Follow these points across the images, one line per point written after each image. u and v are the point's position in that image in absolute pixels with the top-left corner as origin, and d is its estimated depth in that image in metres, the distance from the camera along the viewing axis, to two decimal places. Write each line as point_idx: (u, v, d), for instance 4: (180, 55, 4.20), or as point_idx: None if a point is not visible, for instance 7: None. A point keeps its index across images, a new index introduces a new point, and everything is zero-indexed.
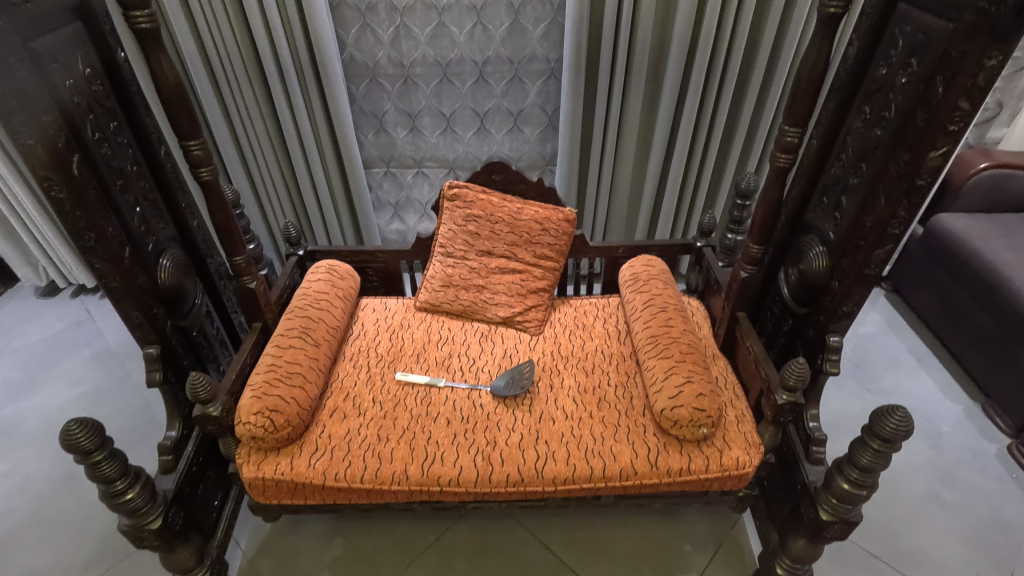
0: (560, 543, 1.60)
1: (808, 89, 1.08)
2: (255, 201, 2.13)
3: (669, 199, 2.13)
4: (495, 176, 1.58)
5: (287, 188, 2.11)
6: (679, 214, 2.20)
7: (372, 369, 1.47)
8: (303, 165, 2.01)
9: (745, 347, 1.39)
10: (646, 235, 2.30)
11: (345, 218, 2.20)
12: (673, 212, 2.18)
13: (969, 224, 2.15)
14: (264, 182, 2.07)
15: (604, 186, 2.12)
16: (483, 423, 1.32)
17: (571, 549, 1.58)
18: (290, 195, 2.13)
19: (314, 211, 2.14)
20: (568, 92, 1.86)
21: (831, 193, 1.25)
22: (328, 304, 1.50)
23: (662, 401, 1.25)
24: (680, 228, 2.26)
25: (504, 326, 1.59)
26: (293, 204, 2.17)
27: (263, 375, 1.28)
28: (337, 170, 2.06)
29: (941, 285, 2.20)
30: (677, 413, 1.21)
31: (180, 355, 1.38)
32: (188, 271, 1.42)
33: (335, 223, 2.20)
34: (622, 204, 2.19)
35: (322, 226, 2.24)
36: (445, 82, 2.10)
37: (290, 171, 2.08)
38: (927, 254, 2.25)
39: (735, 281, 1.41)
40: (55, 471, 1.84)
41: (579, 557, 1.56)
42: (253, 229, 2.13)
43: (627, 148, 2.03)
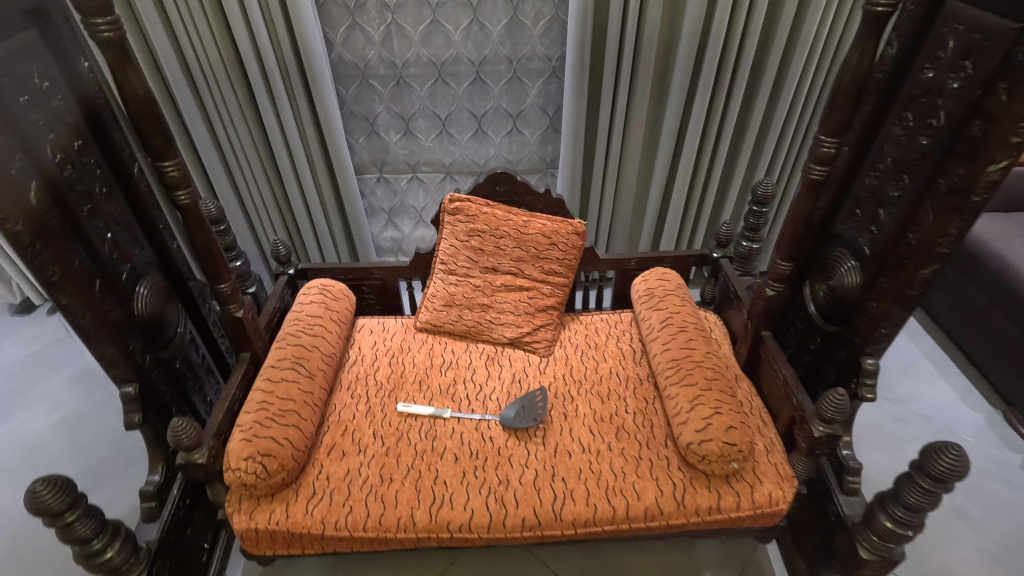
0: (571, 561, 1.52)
1: (848, 95, 0.98)
2: (242, 215, 2.01)
3: (676, 205, 2.02)
4: (498, 187, 1.47)
5: (276, 200, 1.99)
6: (686, 220, 2.10)
7: (372, 399, 1.37)
8: (292, 176, 1.89)
9: (771, 368, 1.30)
10: (652, 242, 2.20)
11: (339, 231, 2.09)
12: (679, 219, 2.08)
13: (990, 226, 2.06)
14: (252, 194, 1.95)
15: (608, 192, 2.01)
16: (493, 458, 1.22)
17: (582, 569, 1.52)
18: (280, 208, 2.01)
19: (305, 224, 2.02)
20: (571, 94, 1.75)
21: (865, 204, 1.15)
22: (322, 329, 1.40)
23: (688, 434, 1.15)
24: (687, 236, 2.17)
25: (511, 347, 1.49)
26: (282, 217, 2.05)
27: (254, 414, 1.17)
28: (327, 179, 1.94)
29: (958, 287, 2.12)
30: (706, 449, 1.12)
31: (162, 390, 1.27)
32: (169, 297, 1.30)
33: (327, 236, 2.09)
34: (627, 209, 2.09)
35: (314, 240, 2.12)
36: (440, 83, 1.98)
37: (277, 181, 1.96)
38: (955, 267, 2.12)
39: (759, 298, 1.31)
40: None
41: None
42: (239, 243, 2.01)
43: (633, 152, 1.92)
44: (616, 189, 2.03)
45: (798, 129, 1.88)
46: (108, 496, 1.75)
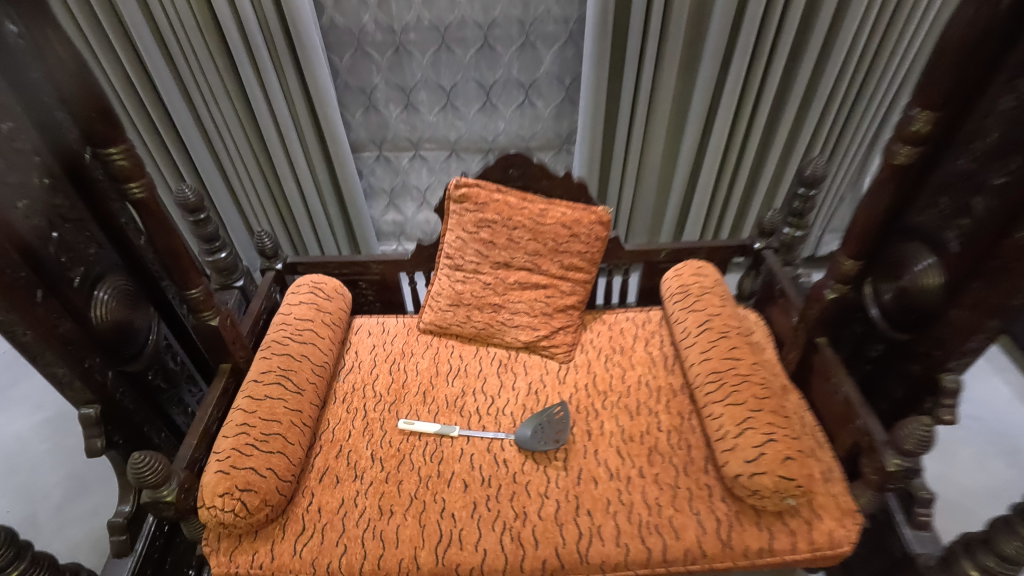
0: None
1: (953, 59, 0.78)
2: (231, 202, 1.83)
3: (702, 190, 1.82)
4: (511, 171, 1.28)
5: (267, 185, 1.81)
6: (714, 207, 1.90)
7: (370, 414, 1.21)
8: (283, 158, 1.70)
9: (827, 381, 1.13)
10: (675, 229, 2.00)
11: (337, 218, 1.90)
12: (707, 205, 1.88)
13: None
14: (240, 179, 1.77)
15: (629, 175, 1.82)
16: (508, 487, 1.07)
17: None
18: (272, 195, 1.83)
19: (300, 211, 1.84)
20: (592, 61, 1.54)
21: (956, 192, 0.95)
22: (313, 335, 1.23)
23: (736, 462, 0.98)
24: (715, 222, 1.96)
25: (527, 352, 1.32)
26: (275, 204, 1.87)
27: (232, 440, 1.02)
28: (322, 161, 1.75)
29: None
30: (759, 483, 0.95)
31: (130, 409, 1.11)
32: (136, 302, 1.14)
33: (324, 224, 1.90)
34: (651, 193, 1.89)
35: (311, 229, 1.94)
36: (443, 50, 1.77)
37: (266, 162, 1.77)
38: None
39: (815, 299, 1.13)
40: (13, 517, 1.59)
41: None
42: (227, 228, 1.84)
43: (657, 130, 1.71)
44: (639, 171, 1.83)
45: (845, 102, 1.66)
46: (94, 505, 1.62)
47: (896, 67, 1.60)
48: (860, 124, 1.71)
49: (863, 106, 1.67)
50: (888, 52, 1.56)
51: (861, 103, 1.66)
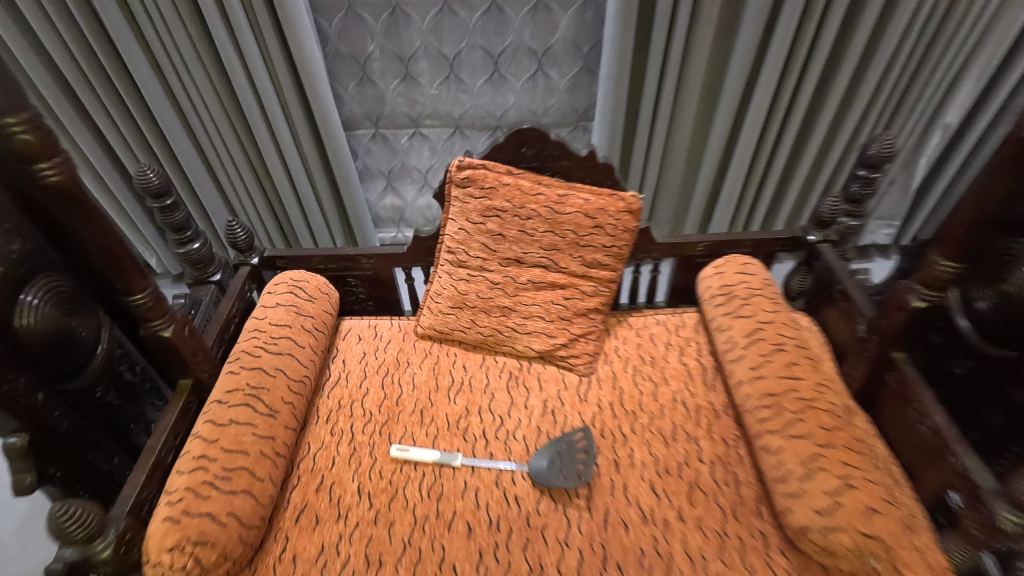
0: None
1: None
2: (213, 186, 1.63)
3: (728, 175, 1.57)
4: (524, 150, 1.08)
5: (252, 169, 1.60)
6: (747, 197, 1.65)
7: (358, 438, 1.03)
8: (265, 138, 1.48)
9: (905, 406, 0.93)
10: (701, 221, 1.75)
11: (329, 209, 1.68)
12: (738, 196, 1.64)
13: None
14: (220, 160, 1.56)
15: (651, 154, 1.58)
16: (521, 531, 0.89)
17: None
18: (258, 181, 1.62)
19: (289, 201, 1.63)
20: (616, 17, 1.31)
21: None
22: (290, 345, 1.05)
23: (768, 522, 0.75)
24: (747, 215, 1.71)
25: (541, 362, 1.14)
26: (263, 192, 1.66)
27: (187, 477, 0.84)
28: (310, 142, 1.53)
29: None
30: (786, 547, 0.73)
31: (73, 435, 0.93)
32: (78, 305, 0.94)
33: (315, 214, 1.69)
34: (675, 176, 1.65)
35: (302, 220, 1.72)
36: (446, 12, 1.57)
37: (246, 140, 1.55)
38: None
39: (897, 309, 0.92)
40: None
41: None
42: (205, 211, 1.63)
43: (687, 101, 1.47)
44: (665, 149, 1.59)
45: (911, 73, 1.41)
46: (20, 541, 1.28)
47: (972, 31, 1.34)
48: (920, 101, 1.46)
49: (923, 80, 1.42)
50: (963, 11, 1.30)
51: (923, 74, 1.41)
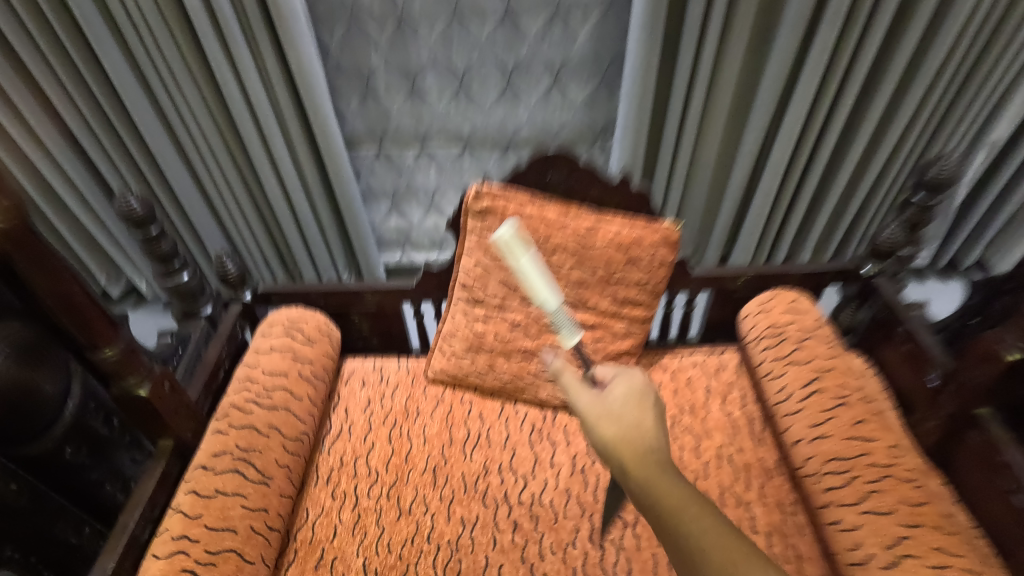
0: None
1: None
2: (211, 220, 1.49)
3: (761, 201, 1.36)
4: (550, 174, 0.98)
5: (251, 200, 1.45)
6: (775, 224, 1.44)
7: (362, 503, 0.91)
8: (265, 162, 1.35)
9: (990, 470, 0.82)
10: (723, 249, 1.52)
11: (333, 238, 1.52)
12: (765, 223, 1.42)
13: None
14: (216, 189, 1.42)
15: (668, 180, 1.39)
16: None
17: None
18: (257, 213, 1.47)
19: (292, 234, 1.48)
20: (641, 23, 1.12)
21: None
22: (286, 397, 0.93)
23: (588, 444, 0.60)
24: (777, 245, 1.49)
25: (567, 412, 1.02)
26: (263, 224, 1.51)
27: (163, 564, 0.72)
28: (314, 168, 1.39)
29: None
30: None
31: (34, 508, 0.81)
32: (43, 356, 0.82)
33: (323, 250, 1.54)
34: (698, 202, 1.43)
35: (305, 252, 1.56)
36: (455, 23, 1.47)
37: (246, 173, 1.40)
38: None
39: (976, 355, 0.81)
40: None
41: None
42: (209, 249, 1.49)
43: (714, 129, 1.28)
44: (687, 182, 1.39)
45: (956, 80, 1.23)
46: None
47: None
48: (976, 108, 1.28)
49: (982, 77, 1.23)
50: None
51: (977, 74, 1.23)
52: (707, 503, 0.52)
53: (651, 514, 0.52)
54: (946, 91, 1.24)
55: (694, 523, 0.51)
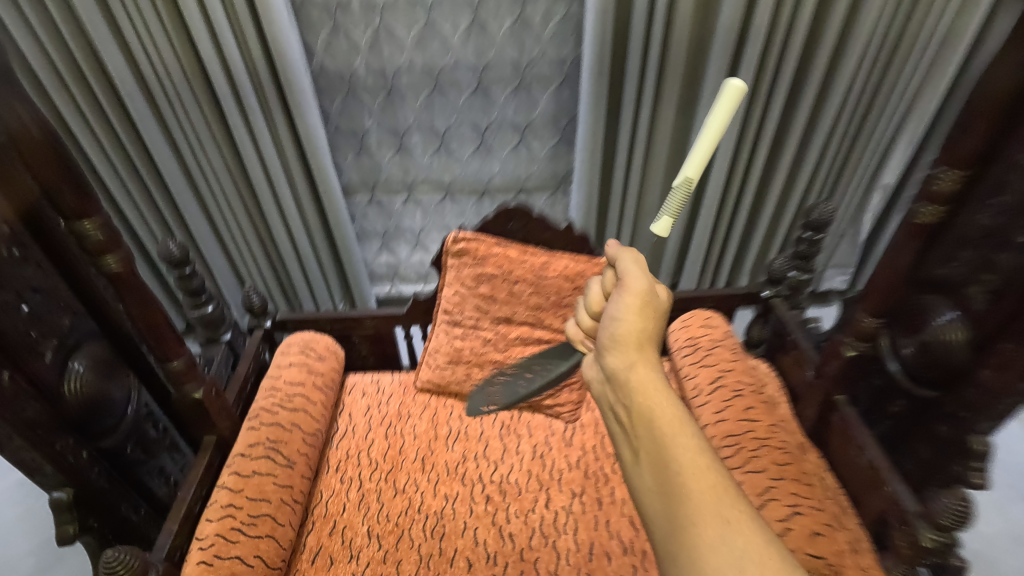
0: (711, 485, 0.57)
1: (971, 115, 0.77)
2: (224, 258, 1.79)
3: (700, 234, 1.72)
4: (512, 223, 1.25)
5: (259, 240, 1.76)
6: (714, 251, 1.79)
7: (365, 485, 1.13)
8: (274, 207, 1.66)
9: (847, 442, 1.08)
10: (674, 273, 1.87)
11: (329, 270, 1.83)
12: (705, 250, 1.77)
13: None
14: (231, 233, 1.72)
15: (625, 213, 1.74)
16: (516, 565, 1.00)
17: (652, 499, 0.60)
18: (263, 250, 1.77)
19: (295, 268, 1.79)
20: (589, 101, 1.50)
21: (974, 247, 0.92)
22: (304, 401, 1.16)
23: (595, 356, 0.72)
24: (718, 268, 1.84)
25: (530, 411, 1.27)
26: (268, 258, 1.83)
27: (216, 525, 0.94)
28: (316, 211, 1.70)
29: None
30: (617, 444, 0.66)
31: (106, 490, 1.03)
32: (115, 368, 1.06)
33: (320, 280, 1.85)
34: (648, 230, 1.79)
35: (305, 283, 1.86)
36: (436, 93, 1.74)
37: (258, 217, 1.71)
38: None
39: (832, 355, 1.09)
40: (27, 545, 1.65)
41: (685, 540, 0.55)
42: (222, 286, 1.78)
43: (656, 179, 1.66)
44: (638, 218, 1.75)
45: (845, 138, 1.59)
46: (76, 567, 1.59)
47: (915, 87, 1.50)
48: (868, 158, 1.63)
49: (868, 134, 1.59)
50: (905, 73, 1.47)
51: (864, 132, 1.58)
52: (692, 426, 0.62)
53: (650, 424, 0.62)
54: (839, 148, 1.61)
55: (673, 425, 0.61)
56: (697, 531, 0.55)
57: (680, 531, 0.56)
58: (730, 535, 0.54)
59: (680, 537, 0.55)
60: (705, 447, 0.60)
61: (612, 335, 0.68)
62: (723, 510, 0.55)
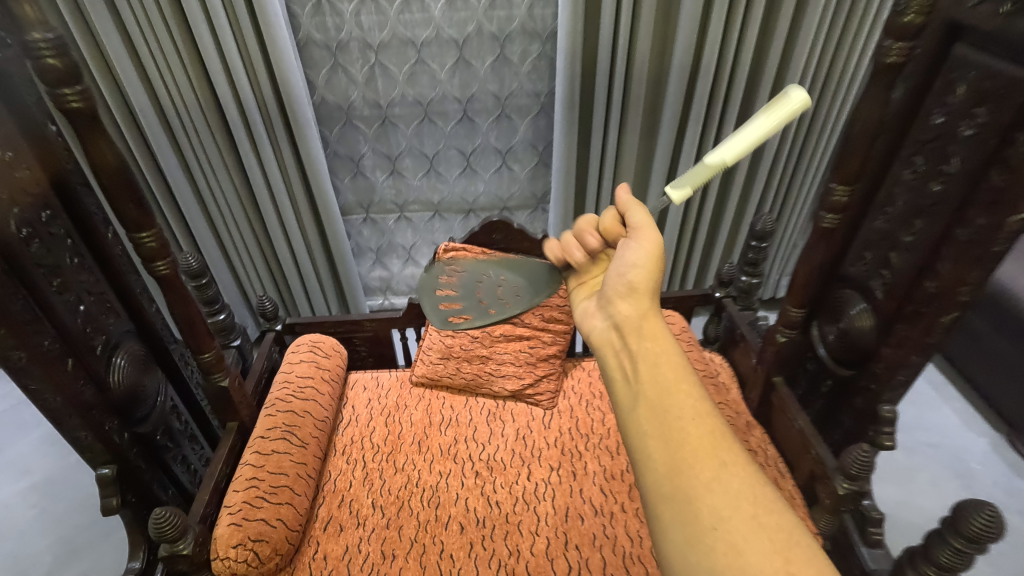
0: (708, 431, 0.65)
1: (859, 140, 0.97)
2: (226, 268, 2.00)
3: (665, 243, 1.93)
4: (495, 235, 1.43)
5: (260, 250, 1.99)
6: (680, 258, 2.00)
7: (369, 464, 1.29)
8: (276, 222, 1.88)
9: (784, 416, 1.27)
10: None
11: (324, 275, 2.07)
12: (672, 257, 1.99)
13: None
14: (235, 244, 1.94)
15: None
16: (502, 527, 1.16)
17: (648, 444, 0.66)
18: (263, 257, 2.01)
19: (294, 275, 2.02)
20: (562, 129, 1.70)
21: (876, 247, 1.12)
22: (314, 392, 1.32)
23: (601, 302, 0.83)
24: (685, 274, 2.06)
25: (513, 400, 1.44)
26: (268, 266, 2.04)
27: (242, 494, 1.09)
28: (314, 225, 1.94)
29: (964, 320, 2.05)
30: (615, 393, 0.73)
31: (141, 470, 1.18)
32: (148, 365, 1.23)
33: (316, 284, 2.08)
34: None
35: (301, 287, 2.10)
36: (426, 122, 1.93)
37: (261, 230, 1.94)
38: (989, 325, 1.94)
39: (769, 342, 1.29)
40: (45, 543, 1.76)
41: (682, 481, 0.62)
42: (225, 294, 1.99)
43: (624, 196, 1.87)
44: None
45: (790, 157, 1.80)
46: (99, 559, 1.72)
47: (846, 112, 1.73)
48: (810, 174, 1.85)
49: (811, 154, 1.79)
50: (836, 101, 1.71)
51: (807, 152, 1.80)
52: (688, 376, 0.71)
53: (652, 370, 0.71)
54: (785, 166, 1.82)
55: (677, 379, 0.70)
56: (695, 471, 0.63)
57: (679, 472, 0.63)
58: (726, 476, 0.62)
59: (678, 475, 0.62)
60: (703, 398, 0.69)
61: (630, 284, 0.79)
62: (719, 455, 0.63)
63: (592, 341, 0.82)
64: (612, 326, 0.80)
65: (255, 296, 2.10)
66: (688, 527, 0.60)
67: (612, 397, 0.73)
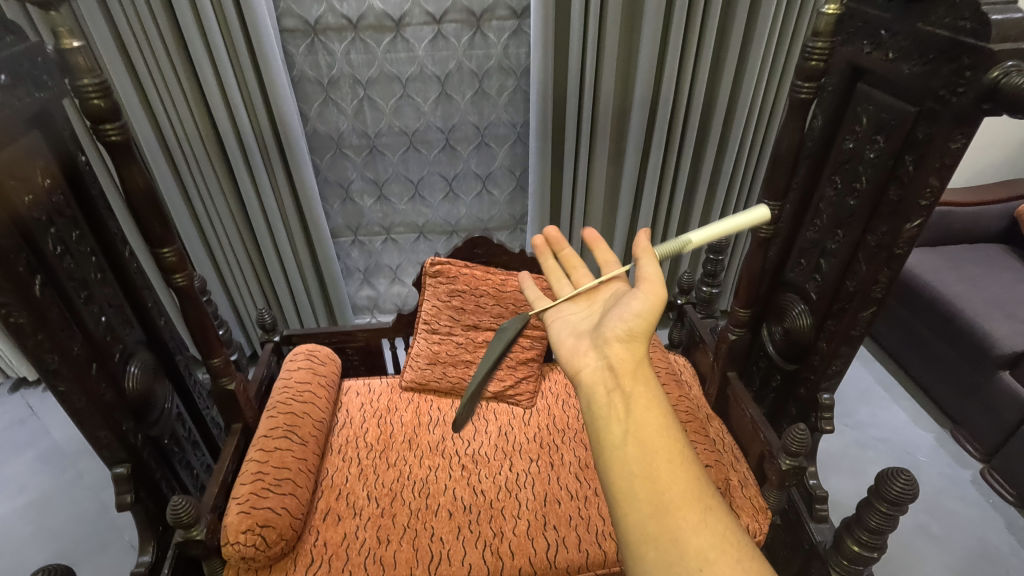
0: (692, 478, 0.68)
1: (783, 163, 1.15)
2: (221, 288, 2.11)
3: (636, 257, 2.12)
4: (477, 250, 1.58)
5: (253, 270, 2.10)
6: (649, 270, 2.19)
7: (364, 461, 1.40)
8: (270, 243, 2.01)
9: (739, 407, 1.41)
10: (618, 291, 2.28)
11: (315, 293, 2.19)
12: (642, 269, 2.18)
13: (931, 264, 2.23)
14: (230, 266, 2.05)
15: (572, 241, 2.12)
16: (487, 512, 1.28)
17: (636, 487, 0.67)
18: (256, 277, 2.12)
19: (285, 293, 2.14)
20: (536, 156, 1.87)
21: (809, 254, 1.29)
22: (312, 396, 1.43)
23: (595, 342, 0.83)
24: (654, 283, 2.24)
25: (496, 401, 1.57)
26: (260, 285, 2.15)
27: (249, 486, 1.20)
28: (305, 246, 2.06)
29: (908, 326, 2.24)
30: (601, 434, 0.72)
31: (152, 469, 1.28)
32: (157, 374, 1.33)
33: (306, 302, 2.19)
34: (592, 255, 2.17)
35: (292, 305, 2.21)
36: (411, 150, 2.08)
37: (254, 251, 2.06)
38: (929, 328, 2.12)
39: (723, 341, 1.45)
40: (41, 557, 1.80)
41: (670, 522, 0.65)
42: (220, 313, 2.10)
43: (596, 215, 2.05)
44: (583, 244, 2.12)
45: (746, 175, 2.02)
46: (96, 570, 1.77)
47: None
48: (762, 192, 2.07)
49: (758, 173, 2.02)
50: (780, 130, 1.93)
51: (758, 171, 2.02)
52: (673, 423, 0.74)
53: (644, 410, 0.72)
54: (743, 186, 2.05)
55: (664, 420, 0.72)
56: (681, 513, 0.65)
57: (667, 514, 0.65)
58: (710, 520, 0.66)
59: (666, 517, 0.65)
60: (684, 445, 0.71)
61: (630, 329, 0.80)
62: (703, 501, 0.67)
63: (580, 381, 0.80)
64: (605, 367, 0.79)
65: (248, 314, 2.21)
66: (674, 570, 0.62)
67: (597, 438, 0.72)
